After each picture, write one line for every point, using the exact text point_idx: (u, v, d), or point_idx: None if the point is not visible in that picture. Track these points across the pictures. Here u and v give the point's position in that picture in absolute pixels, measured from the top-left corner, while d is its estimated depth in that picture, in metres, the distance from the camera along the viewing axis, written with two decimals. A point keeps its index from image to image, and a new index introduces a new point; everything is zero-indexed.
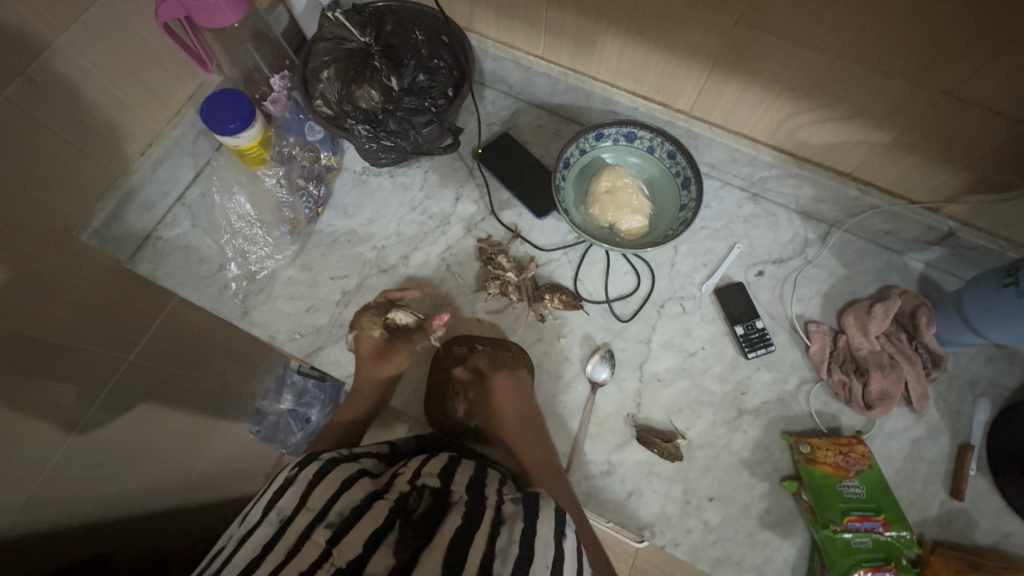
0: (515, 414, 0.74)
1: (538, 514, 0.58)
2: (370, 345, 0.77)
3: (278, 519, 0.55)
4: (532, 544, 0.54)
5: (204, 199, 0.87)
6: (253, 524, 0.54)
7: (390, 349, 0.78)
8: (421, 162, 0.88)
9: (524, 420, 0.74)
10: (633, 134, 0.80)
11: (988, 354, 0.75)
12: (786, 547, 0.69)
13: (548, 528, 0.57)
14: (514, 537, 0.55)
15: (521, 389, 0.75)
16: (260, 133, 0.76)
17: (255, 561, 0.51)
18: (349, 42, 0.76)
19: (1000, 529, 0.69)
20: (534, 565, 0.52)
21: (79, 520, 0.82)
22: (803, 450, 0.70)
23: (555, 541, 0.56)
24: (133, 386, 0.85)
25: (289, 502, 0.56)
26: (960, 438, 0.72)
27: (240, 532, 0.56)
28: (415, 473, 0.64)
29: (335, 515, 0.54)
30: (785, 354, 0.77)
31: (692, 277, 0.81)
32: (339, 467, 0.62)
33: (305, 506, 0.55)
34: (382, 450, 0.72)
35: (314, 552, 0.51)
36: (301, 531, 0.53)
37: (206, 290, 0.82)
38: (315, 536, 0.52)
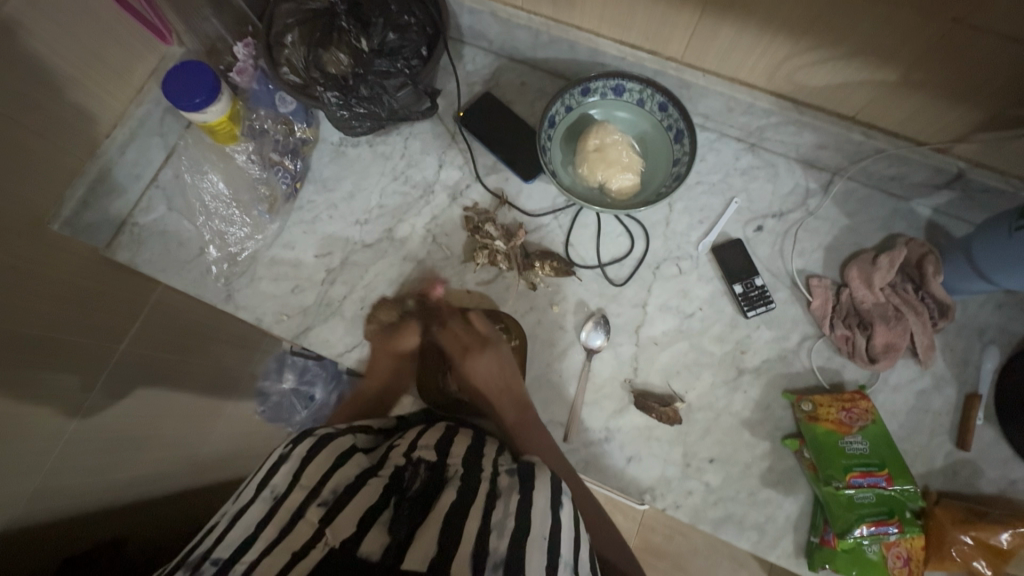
0: (493, 383, 0.75)
1: (536, 486, 0.57)
2: (373, 333, 0.77)
3: (272, 497, 0.53)
4: (530, 520, 0.53)
5: (177, 181, 0.83)
6: (247, 502, 0.53)
7: (393, 334, 0.76)
8: (401, 129, 0.84)
9: (498, 389, 0.74)
10: (621, 87, 0.75)
11: (997, 301, 0.72)
12: (789, 505, 0.68)
13: (546, 499, 0.56)
14: (512, 512, 0.54)
15: (494, 366, 0.75)
16: (228, 108, 0.72)
17: (249, 540, 0.49)
18: (313, 2, 0.72)
19: (1007, 478, 0.67)
20: (533, 539, 0.51)
21: (91, 508, 0.82)
22: (805, 408, 0.68)
23: (554, 514, 0.55)
24: (129, 373, 0.84)
25: (283, 479, 0.55)
26: (968, 387, 0.70)
27: (233, 508, 0.54)
28: (412, 446, 0.63)
29: (329, 492, 0.53)
30: (786, 311, 0.74)
31: (688, 237, 0.78)
32: (337, 443, 0.60)
33: (300, 483, 0.54)
34: (384, 423, 0.71)
35: (308, 532, 0.50)
36: (296, 509, 0.52)
37: (188, 274, 0.80)
38: (309, 516, 0.51)
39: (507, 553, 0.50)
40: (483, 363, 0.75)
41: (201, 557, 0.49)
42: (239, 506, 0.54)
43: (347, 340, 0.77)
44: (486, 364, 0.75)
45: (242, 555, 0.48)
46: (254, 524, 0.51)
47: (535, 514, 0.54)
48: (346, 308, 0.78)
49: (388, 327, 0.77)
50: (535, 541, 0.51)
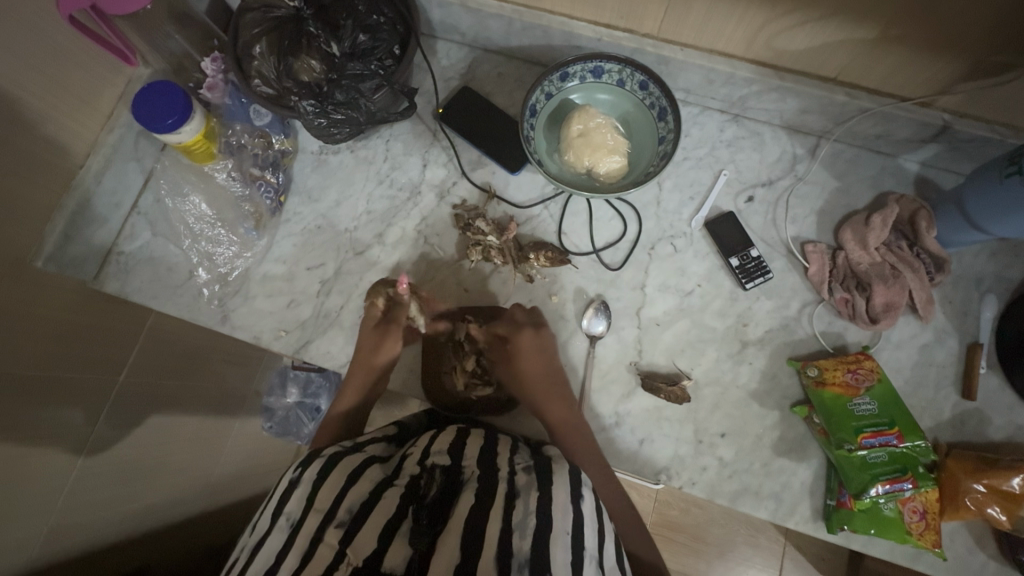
0: (538, 383, 0.70)
1: (554, 480, 0.58)
2: (365, 327, 0.73)
3: (288, 525, 0.52)
4: (550, 515, 0.53)
5: (158, 205, 0.81)
6: (264, 534, 0.53)
7: (381, 331, 0.73)
8: (381, 132, 0.82)
9: (543, 391, 0.70)
10: (600, 68, 0.74)
11: (991, 250, 0.72)
12: (803, 471, 0.68)
13: (566, 494, 0.56)
14: (531, 510, 0.54)
15: (538, 360, 0.71)
16: (201, 126, 0.70)
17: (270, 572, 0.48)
18: (279, 8, 0.70)
19: (1013, 423, 0.68)
20: (556, 534, 0.52)
21: (109, 540, 0.81)
22: (811, 374, 0.68)
23: (574, 507, 0.55)
24: (133, 402, 0.84)
25: (297, 505, 0.54)
26: (968, 338, 0.71)
27: (252, 540, 0.54)
28: (424, 453, 0.62)
29: (345, 512, 0.52)
30: (784, 279, 0.74)
31: (680, 214, 0.77)
32: (346, 461, 0.59)
33: (315, 507, 0.53)
34: (390, 431, 0.70)
35: (329, 555, 0.49)
36: (313, 534, 0.50)
37: (180, 299, 0.78)
38: (328, 538, 0.50)
39: (531, 551, 0.49)
40: (528, 365, 0.71)
41: None
42: (257, 538, 0.54)
43: (349, 350, 0.76)
44: (534, 365, 0.71)
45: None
46: (273, 555, 0.50)
47: (556, 509, 0.54)
48: (344, 318, 0.77)
49: (380, 319, 0.73)
50: (558, 535, 0.52)
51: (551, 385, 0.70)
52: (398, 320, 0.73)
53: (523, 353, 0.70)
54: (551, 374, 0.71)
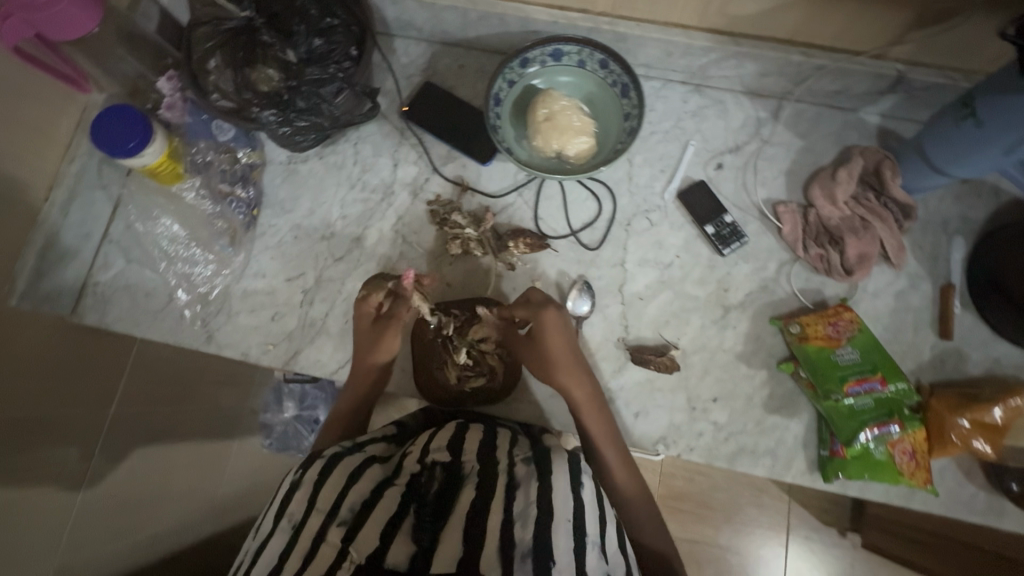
0: (565, 365, 0.68)
1: (554, 469, 0.59)
2: (361, 325, 0.73)
3: (290, 525, 0.52)
4: (551, 503, 0.54)
5: (129, 231, 0.79)
6: (266, 536, 0.53)
7: (380, 328, 0.73)
8: (348, 135, 0.82)
9: (570, 373, 0.68)
10: (559, 51, 0.74)
11: (955, 193, 0.74)
12: (795, 426, 0.70)
13: (567, 482, 0.58)
14: (532, 500, 0.54)
15: (562, 339, 0.69)
16: (164, 147, 0.70)
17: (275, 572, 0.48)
18: (230, 19, 0.68)
19: (990, 357, 0.70)
20: (558, 522, 0.52)
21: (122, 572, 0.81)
22: (794, 331, 0.70)
23: (575, 498, 0.56)
24: (127, 434, 0.84)
25: (299, 506, 0.54)
26: (941, 280, 0.73)
27: (254, 545, 0.53)
28: (424, 451, 0.63)
29: (346, 512, 0.52)
30: (760, 242, 0.75)
31: (652, 188, 0.78)
32: (345, 461, 0.60)
33: (316, 508, 0.53)
34: (389, 431, 0.70)
35: (331, 554, 0.48)
36: (316, 535, 0.50)
37: (163, 324, 0.77)
38: (331, 537, 0.50)
39: (534, 538, 0.50)
40: (554, 348, 0.69)
41: None
42: (260, 540, 0.53)
43: (339, 356, 0.76)
44: (560, 346, 0.69)
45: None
46: (276, 556, 0.50)
47: (556, 497, 0.55)
48: (330, 325, 0.77)
49: (376, 317, 0.73)
50: (560, 523, 0.52)
51: (577, 366, 0.69)
52: (400, 316, 0.73)
53: (550, 335, 0.69)
54: (574, 354, 0.69)
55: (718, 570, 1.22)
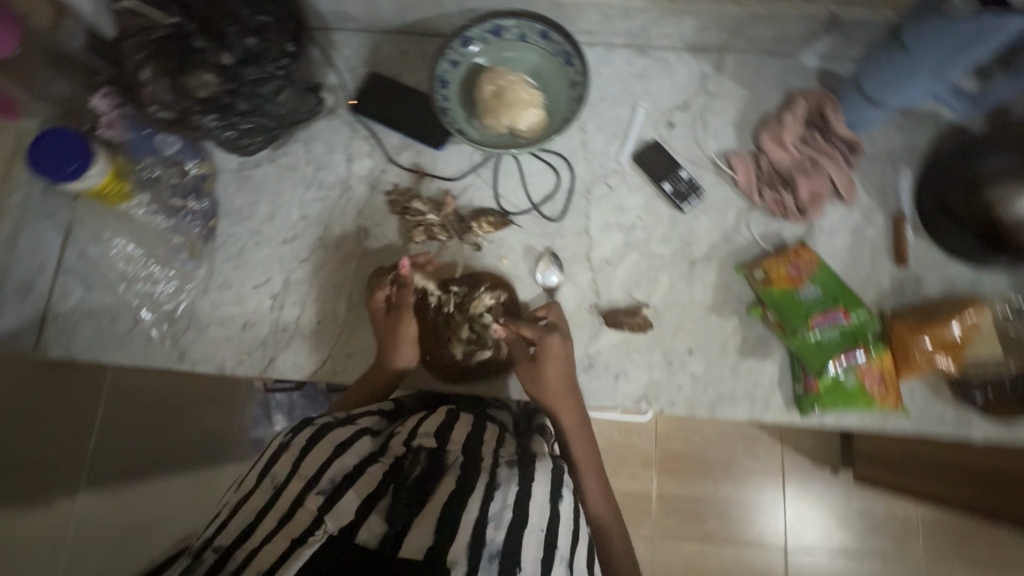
0: (556, 391, 0.68)
1: (536, 477, 0.58)
2: (374, 313, 0.73)
3: (273, 485, 0.53)
4: (527, 510, 0.54)
5: (84, 258, 0.77)
6: (248, 492, 0.53)
7: (394, 314, 0.72)
8: (298, 135, 0.81)
9: (560, 399, 0.68)
10: (498, 27, 0.74)
11: (897, 124, 0.76)
12: (769, 366, 0.72)
13: (546, 492, 0.58)
14: (508, 504, 0.54)
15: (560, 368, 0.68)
16: (108, 167, 0.68)
17: (253, 522, 0.49)
18: (157, 27, 0.65)
19: (945, 278, 0.73)
20: (532, 530, 0.53)
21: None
22: (758, 276, 0.72)
23: (552, 504, 0.57)
24: (123, 458, 0.88)
25: (282, 468, 0.55)
26: (892, 210, 0.75)
27: (235, 496, 0.54)
28: (411, 433, 0.63)
29: (328, 480, 0.52)
30: (717, 194, 0.77)
31: (607, 153, 0.79)
32: (335, 432, 0.60)
33: (299, 472, 0.54)
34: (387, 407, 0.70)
35: (307, 519, 0.49)
36: (295, 497, 0.51)
37: (132, 347, 0.76)
38: (308, 502, 0.50)
39: (504, 543, 0.50)
40: (549, 376, 0.68)
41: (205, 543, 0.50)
42: (241, 493, 0.54)
43: (316, 357, 0.76)
44: (555, 375, 0.68)
45: (243, 542, 0.47)
46: (254, 512, 0.50)
47: (535, 507, 0.55)
48: (303, 327, 0.76)
49: (387, 305, 0.73)
50: (531, 533, 0.53)
51: (568, 395, 0.68)
52: (409, 301, 0.72)
53: (546, 363, 0.68)
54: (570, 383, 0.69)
55: (722, 522, 1.27)
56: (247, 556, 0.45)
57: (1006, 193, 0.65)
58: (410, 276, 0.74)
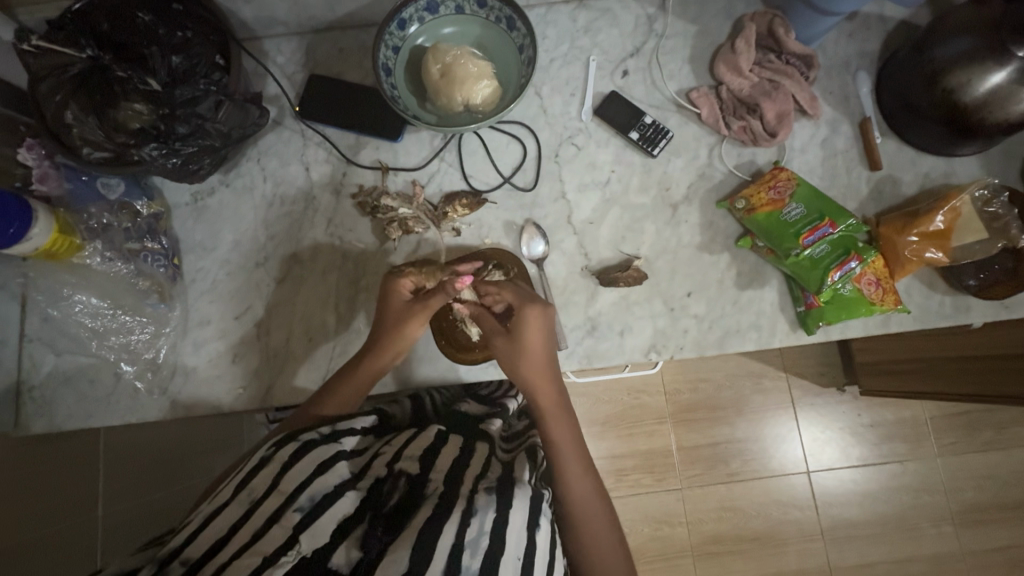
0: (536, 364, 0.65)
1: (514, 502, 0.55)
2: (394, 304, 0.68)
3: (249, 501, 0.51)
4: (504, 539, 0.52)
5: (48, 322, 0.73)
6: (223, 504, 0.52)
7: (410, 308, 0.67)
8: (249, 154, 0.77)
9: (539, 373, 0.65)
10: (433, 3, 0.71)
11: (845, 33, 0.76)
12: (769, 292, 0.71)
13: (523, 517, 0.54)
14: (485, 529, 0.51)
15: (542, 341, 0.65)
16: (52, 224, 0.65)
17: (231, 532, 0.49)
18: (71, 64, 0.62)
19: (920, 174, 0.74)
20: (505, 563, 0.51)
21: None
22: (741, 206, 0.71)
23: (527, 533, 0.54)
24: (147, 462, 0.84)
25: (262, 481, 0.53)
26: (858, 117, 0.75)
27: (208, 508, 0.52)
28: (395, 456, 0.59)
29: (306, 499, 0.51)
30: (684, 133, 0.76)
31: (569, 114, 0.77)
32: (318, 450, 0.57)
33: (278, 488, 0.52)
34: (367, 422, 0.65)
35: (280, 536, 0.48)
36: (271, 513, 0.50)
37: (119, 405, 0.72)
38: (284, 519, 0.49)
39: (481, 567, 0.49)
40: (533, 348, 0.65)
41: (171, 553, 0.48)
42: (215, 505, 0.52)
43: (315, 375, 0.73)
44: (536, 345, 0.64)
45: (213, 557, 0.47)
46: (228, 525, 0.49)
47: (510, 535, 0.52)
48: (295, 348, 0.73)
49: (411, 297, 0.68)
50: (507, 563, 0.51)
51: (548, 371, 0.65)
52: (432, 305, 0.67)
53: (526, 333, 0.64)
54: (551, 359, 0.66)
55: (744, 461, 1.29)
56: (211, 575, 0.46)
57: (962, 80, 0.64)
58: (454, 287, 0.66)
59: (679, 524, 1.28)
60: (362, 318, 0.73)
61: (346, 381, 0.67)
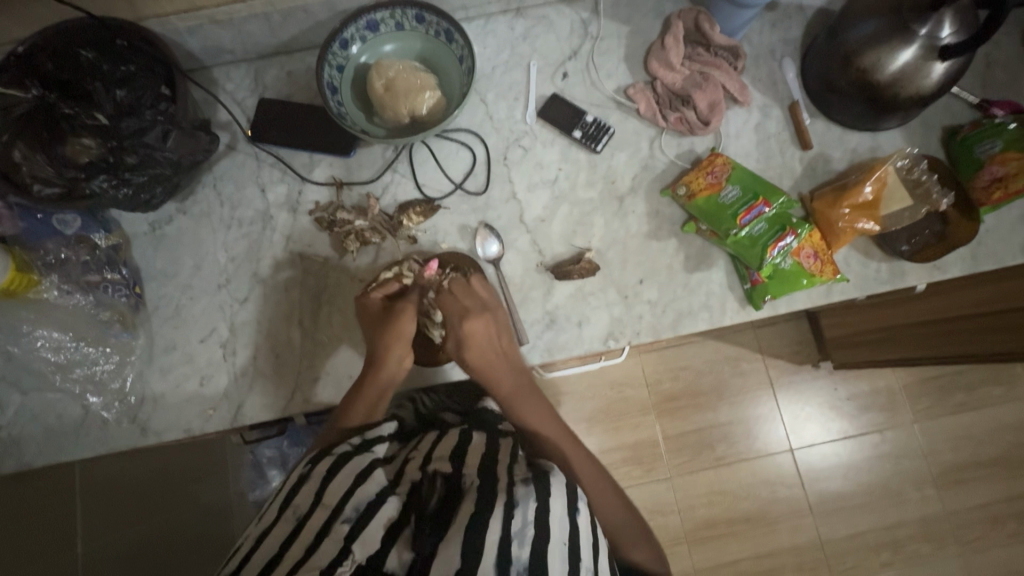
0: (487, 366, 0.69)
1: (552, 491, 0.55)
2: (370, 315, 0.71)
3: (295, 517, 0.52)
4: (549, 526, 0.52)
5: (9, 363, 0.73)
6: (272, 521, 0.53)
7: (393, 311, 0.70)
8: (205, 180, 0.79)
9: (490, 367, 0.69)
10: (373, 21, 0.74)
11: (768, 23, 0.81)
12: (716, 273, 0.74)
13: (563, 506, 0.55)
14: (530, 518, 0.52)
15: (487, 337, 0.69)
16: (8, 262, 0.66)
17: (282, 548, 0.49)
18: (16, 104, 0.63)
19: (848, 150, 0.78)
20: (553, 547, 0.51)
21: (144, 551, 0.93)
22: (682, 192, 0.74)
23: (570, 517, 0.55)
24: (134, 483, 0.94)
25: (304, 498, 0.53)
26: (787, 101, 0.79)
27: (256, 530, 0.53)
28: (427, 458, 0.61)
29: (353, 509, 0.52)
30: (626, 128, 0.79)
31: (514, 118, 0.80)
32: (356, 459, 0.58)
33: (322, 502, 0.52)
34: (389, 428, 0.66)
35: (332, 549, 0.48)
36: (319, 528, 0.50)
37: (89, 439, 0.72)
38: (333, 532, 0.50)
39: (530, 558, 0.50)
40: (478, 345, 0.69)
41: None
42: (264, 524, 0.54)
43: (282, 391, 0.73)
44: (481, 351, 0.69)
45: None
46: (278, 543, 0.50)
47: (554, 521, 0.53)
48: (262, 366, 0.74)
49: (385, 306, 0.71)
50: (554, 548, 0.52)
51: (499, 363, 0.70)
52: (412, 301, 0.71)
53: (471, 336, 0.69)
54: (502, 350, 0.70)
55: (730, 444, 1.31)
56: None
57: (875, 60, 0.68)
58: (432, 279, 0.73)
59: (672, 512, 1.30)
60: (333, 330, 0.75)
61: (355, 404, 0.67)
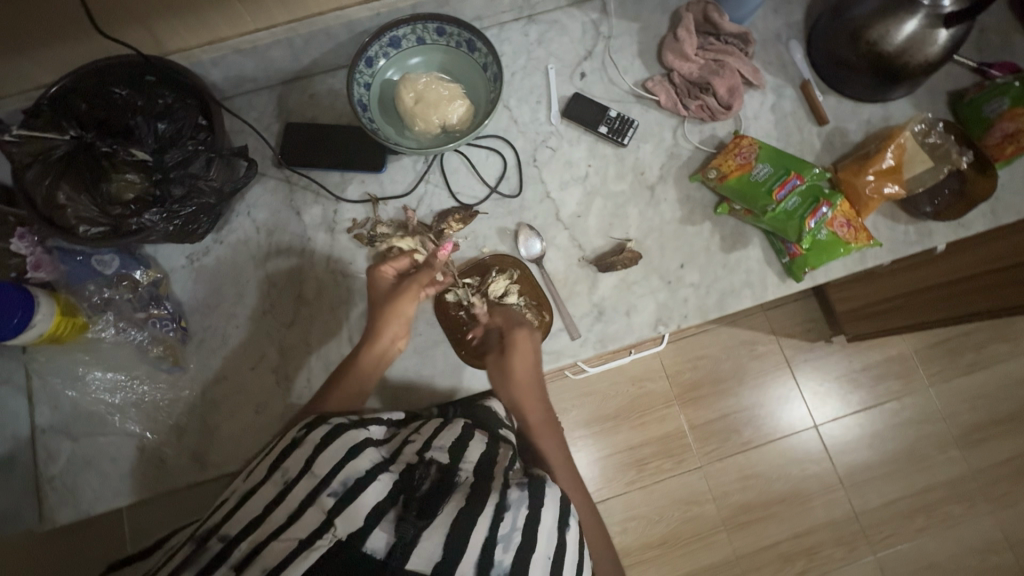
0: (525, 388, 0.71)
1: (544, 500, 0.56)
2: (380, 289, 0.71)
3: (284, 480, 0.51)
4: (537, 535, 0.53)
5: (59, 409, 0.72)
6: (259, 482, 0.51)
7: (399, 286, 0.70)
8: (238, 208, 0.79)
9: (527, 390, 0.71)
10: (396, 38, 0.75)
11: (771, 9, 0.84)
12: (753, 251, 0.76)
13: (554, 517, 0.56)
14: (518, 525, 0.53)
15: (530, 361, 0.71)
16: (54, 307, 0.67)
17: (266, 512, 0.49)
18: (55, 147, 0.63)
19: (863, 122, 0.81)
20: (538, 560, 0.52)
21: None
22: (713, 175, 0.76)
23: (558, 528, 0.56)
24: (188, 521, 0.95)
25: (295, 461, 0.52)
26: (798, 80, 0.82)
27: (242, 487, 0.52)
28: (425, 445, 0.61)
29: (340, 482, 0.50)
30: (648, 120, 0.81)
31: (538, 119, 0.82)
32: (350, 432, 0.56)
33: (311, 470, 0.51)
34: (395, 416, 0.66)
35: (316, 519, 0.48)
36: (303, 497, 0.49)
37: (145, 478, 0.71)
38: (319, 502, 0.49)
39: (513, 562, 0.50)
40: (521, 368, 0.71)
41: (209, 532, 0.49)
42: (250, 484, 0.52)
43: None
44: (523, 369, 0.70)
45: (250, 534, 0.47)
46: (264, 505, 0.49)
47: (542, 533, 0.54)
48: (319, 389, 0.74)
49: (395, 281, 0.72)
50: (537, 560, 0.52)
51: (536, 391, 0.72)
52: (420, 281, 0.71)
53: (516, 354, 0.70)
54: (540, 377, 0.72)
55: (756, 426, 1.33)
56: (248, 555, 0.46)
57: (882, 32, 0.70)
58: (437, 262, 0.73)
59: (706, 502, 1.30)
60: (350, 326, 0.76)
61: (341, 382, 0.67)
